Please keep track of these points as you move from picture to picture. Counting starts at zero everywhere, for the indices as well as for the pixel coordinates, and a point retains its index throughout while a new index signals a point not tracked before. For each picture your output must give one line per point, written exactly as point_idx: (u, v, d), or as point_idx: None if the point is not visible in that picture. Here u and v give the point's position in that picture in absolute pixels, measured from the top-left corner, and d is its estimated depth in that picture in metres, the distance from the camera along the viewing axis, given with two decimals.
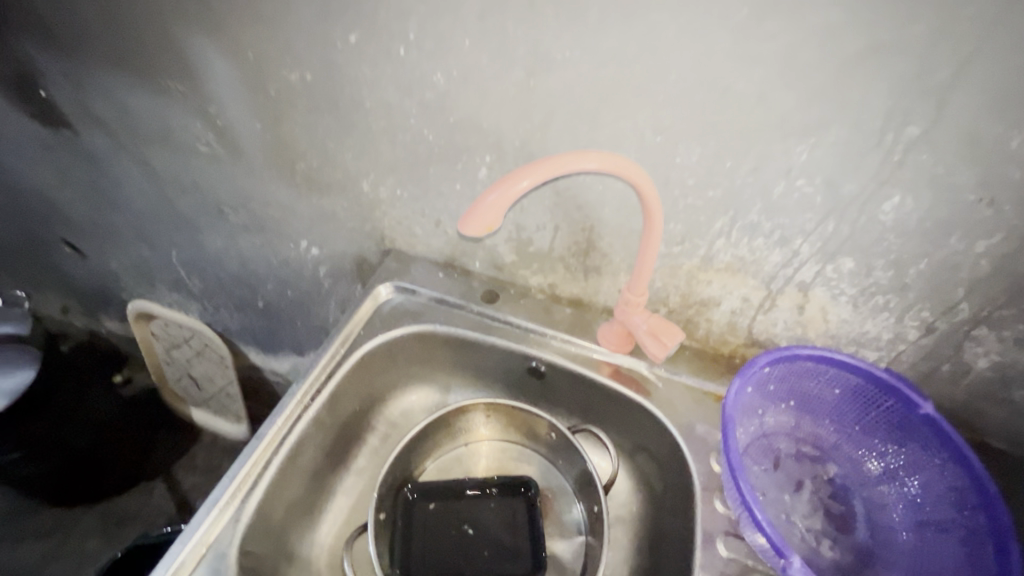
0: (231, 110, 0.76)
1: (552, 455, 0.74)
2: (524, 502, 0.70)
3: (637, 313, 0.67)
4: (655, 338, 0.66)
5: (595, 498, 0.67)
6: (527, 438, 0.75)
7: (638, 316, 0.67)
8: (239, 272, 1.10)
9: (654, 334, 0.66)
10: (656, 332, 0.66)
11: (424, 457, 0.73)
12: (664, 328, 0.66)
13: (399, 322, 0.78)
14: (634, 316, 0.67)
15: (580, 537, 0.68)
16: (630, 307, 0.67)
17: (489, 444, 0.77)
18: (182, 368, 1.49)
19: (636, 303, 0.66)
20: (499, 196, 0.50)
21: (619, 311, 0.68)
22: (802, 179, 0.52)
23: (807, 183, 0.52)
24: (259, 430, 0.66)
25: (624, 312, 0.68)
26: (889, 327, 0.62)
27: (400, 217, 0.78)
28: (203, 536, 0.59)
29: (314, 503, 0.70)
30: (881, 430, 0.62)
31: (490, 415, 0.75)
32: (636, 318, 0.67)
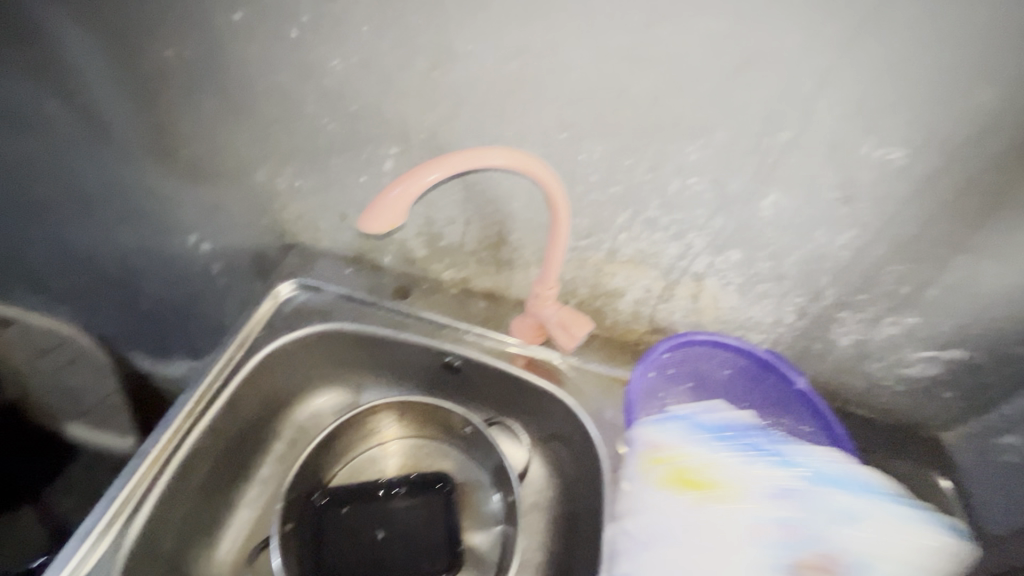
0: (95, 88, 0.67)
1: (469, 449, 0.74)
2: (441, 498, 0.69)
3: (549, 306, 0.68)
4: (565, 330, 0.68)
5: (510, 488, 0.67)
6: (442, 433, 0.74)
7: (550, 309, 0.68)
8: (116, 270, 0.98)
9: (564, 326, 0.68)
10: (565, 324, 0.68)
11: (334, 461, 0.71)
12: (574, 319, 0.68)
13: (304, 321, 0.74)
14: (546, 309, 0.68)
15: (498, 527, 0.69)
16: (541, 301, 0.68)
17: (400, 443, 0.75)
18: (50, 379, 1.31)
19: (547, 297, 0.67)
20: (403, 192, 0.48)
21: (531, 303, 0.69)
22: (693, 178, 0.56)
23: (698, 181, 0.56)
24: (143, 446, 0.60)
25: (536, 306, 0.69)
26: (769, 312, 0.68)
27: (301, 210, 0.74)
28: (74, 571, 0.52)
29: (212, 520, 0.65)
30: (763, 405, 0.69)
31: (404, 414, 0.74)
32: (548, 311, 0.68)
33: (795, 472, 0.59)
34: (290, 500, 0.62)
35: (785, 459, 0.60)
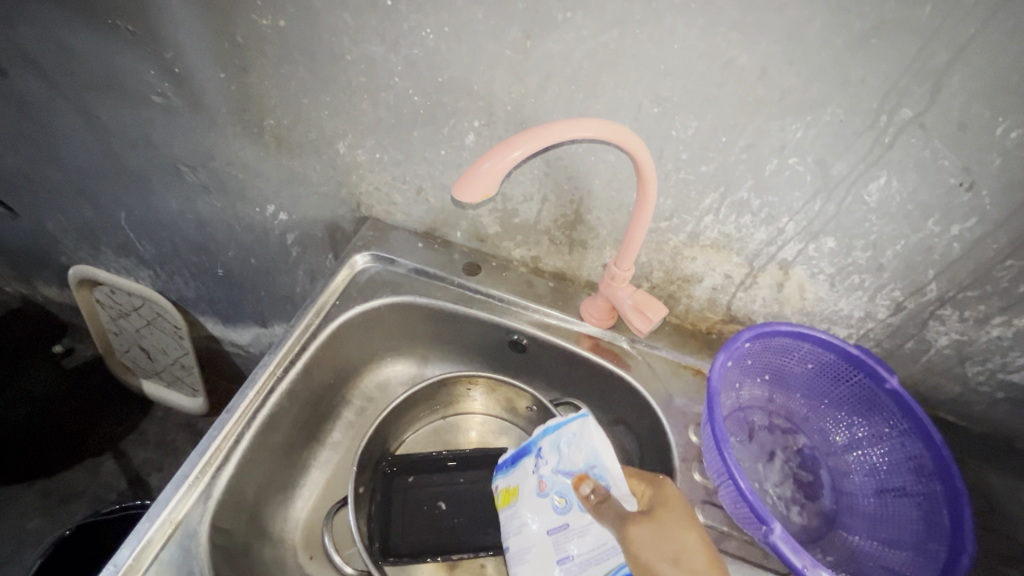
0: (191, 58, 0.69)
1: (532, 428, 0.74)
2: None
3: (623, 288, 0.67)
4: (639, 313, 0.67)
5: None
6: (507, 412, 0.75)
7: (624, 291, 0.67)
8: (197, 237, 1.03)
9: (638, 308, 0.67)
10: (639, 306, 0.67)
11: (402, 430, 0.72)
12: (648, 302, 0.67)
13: (376, 292, 0.75)
14: (619, 292, 0.67)
15: None
16: (615, 283, 0.66)
17: (468, 417, 0.76)
18: (131, 338, 1.41)
19: (621, 279, 0.65)
20: (494, 164, 0.48)
21: (605, 285, 0.68)
22: (794, 158, 0.53)
23: (800, 162, 0.53)
24: (230, 403, 0.62)
25: (609, 288, 0.68)
26: (861, 305, 0.64)
27: (378, 183, 0.75)
28: (171, 514, 0.56)
29: (289, 478, 0.68)
30: (847, 403, 0.65)
31: (470, 389, 0.74)
32: (621, 293, 0.67)
33: (547, 452, 0.59)
34: (362, 464, 0.64)
35: (530, 453, 0.61)
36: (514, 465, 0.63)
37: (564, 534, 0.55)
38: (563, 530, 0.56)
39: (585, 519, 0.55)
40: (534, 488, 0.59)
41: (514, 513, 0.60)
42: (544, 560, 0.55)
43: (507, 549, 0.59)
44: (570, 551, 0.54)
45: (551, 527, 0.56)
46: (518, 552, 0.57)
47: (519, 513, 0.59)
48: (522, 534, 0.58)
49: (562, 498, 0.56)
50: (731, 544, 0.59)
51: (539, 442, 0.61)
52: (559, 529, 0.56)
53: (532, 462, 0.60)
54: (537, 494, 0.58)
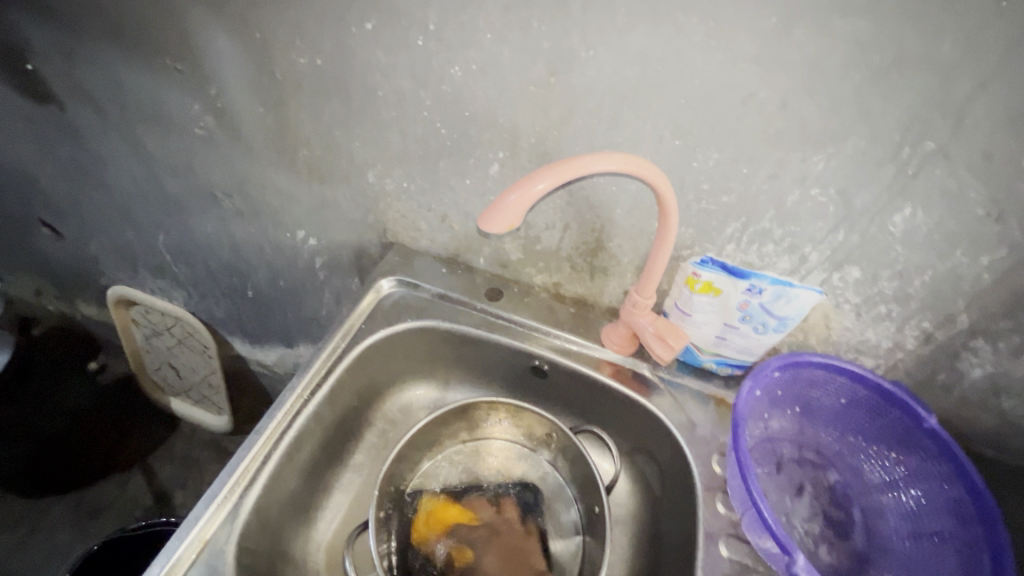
0: (232, 93, 0.73)
1: (552, 455, 0.74)
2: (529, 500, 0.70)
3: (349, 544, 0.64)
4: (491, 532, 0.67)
5: (597, 498, 0.67)
6: (526, 439, 0.75)
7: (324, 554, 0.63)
8: (229, 259, 1.07)
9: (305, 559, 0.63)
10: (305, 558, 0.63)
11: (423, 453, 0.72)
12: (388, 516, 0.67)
13: (400, 316, 0.77)
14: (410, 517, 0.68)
15: (578, 538, 0.68)
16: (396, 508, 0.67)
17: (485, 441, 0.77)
18: (163, 356, 1.46)
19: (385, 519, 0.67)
20: (519, 197, 0.49)
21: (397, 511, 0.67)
22: (719, 277, 0.62)
23: (774, 279, 0.60)
24: (258, 424, 0.64)
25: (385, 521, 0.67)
26: (889, 335, 0.63)
27: (404, 210, 0.77)
28: (201, 531, 0.57)
29: (312, 500, 0.69)
30: (883, 439, 0.63)
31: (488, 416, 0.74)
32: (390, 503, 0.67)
33: (762, 316, 0.64)
34: (383, 488, 0.65)
35: (745, 280, 0.61)
36: (713, 310, 0.65)
37: (730, 307, 0.64)
38: (732, 326, 0.66)
39: (690, 330, 0.69)
40: (740, 300, 0.63)
41: (687, 304, 0.66)
42: (726, 315, 0.65)
43: (678, 318, 0.69)
44: (718, 321, 0.66)
45: (734, 320, 0.65)
46: (698, 322, 0.67)
47: (693, 305, 0.66)
48: (705, 315, 0.66)
49: (767, 325, 0.64)
50: None
51: (758, 295, 0.62)
52: (726, 326, 0.66)
53: (744, 291, 0.62)
54: (724, 313, 0.65)
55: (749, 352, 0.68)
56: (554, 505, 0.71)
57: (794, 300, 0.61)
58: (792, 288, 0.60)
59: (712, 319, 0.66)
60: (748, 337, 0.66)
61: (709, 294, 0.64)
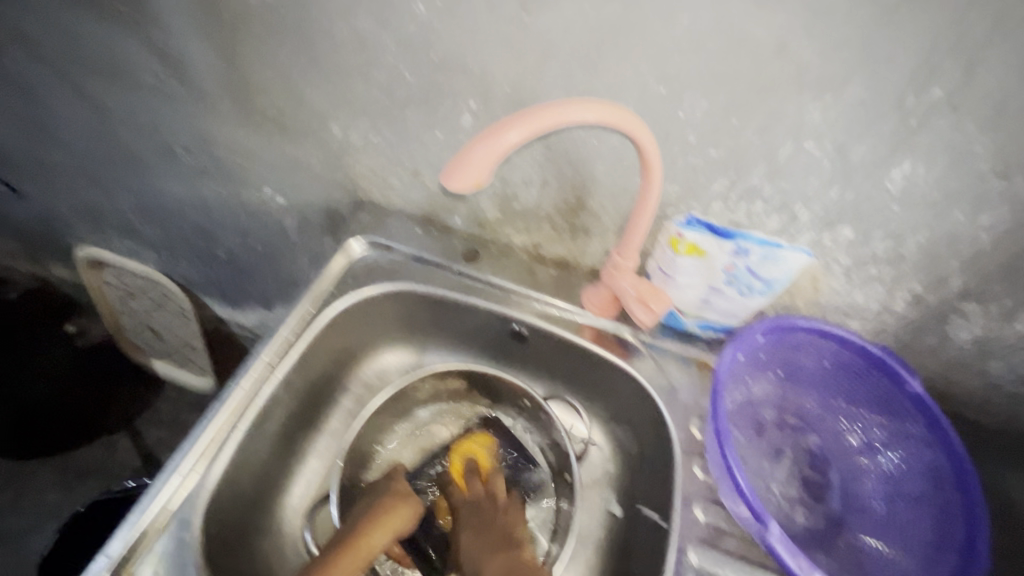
0: (177, 35, 0.67)
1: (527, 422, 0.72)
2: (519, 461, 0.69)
3: (378, 531, 0.56)
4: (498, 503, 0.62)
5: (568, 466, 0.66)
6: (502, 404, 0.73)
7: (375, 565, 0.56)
8: (197, 219, 1.02)
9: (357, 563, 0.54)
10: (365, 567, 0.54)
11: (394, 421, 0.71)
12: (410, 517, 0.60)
13: (373, 279, 0.73)
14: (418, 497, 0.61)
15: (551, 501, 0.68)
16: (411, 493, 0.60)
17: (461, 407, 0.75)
18: (140, 318, 1.42)
19: (398, 498, 0.59)
20: (488, 149, 0.45)
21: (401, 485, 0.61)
22: (704, 238, 0.59)
23: (762, 240, 0.57)
24: (225, 392, 0.62)
25: (409, 501, 0.60)
26: (877, 297, 0.61)
27: (374, 166, 0.72)
28: (167, 501, 0.55)
29: (286, 467, 0.67)
30: (865, 403, 0.62)
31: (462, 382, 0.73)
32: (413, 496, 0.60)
33: (747, 279, 0.61)
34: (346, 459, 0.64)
35: (731, 241, 0.58)
36: (697, 271, 0.62)
37: (714, 269, 0.61)
38: (716, 289, 0.63)
39: (672, 293, 0.66)
40: (725, 262, 0.60)
41: (670, 266, 0.63)
42: (709, 278, 0.62)
43: (660, 281, 0.66)
44: (701, 284, 0.63)
45: (718, 283, 0.63)
46: (681, 284, 0.64)
47: (676, 267, 0.63)
48: (688, 278, 0.63)
49: (752, 288, 0.62)
50: (732, 543, 0.57)
51: (745, 256, 0.59)
52: (711, 289, 0.63)
53: (731, 252, 0.59)
54: (708, 275, 0.62)
55: (733, 315, 0.66)
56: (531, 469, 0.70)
57: (781, 262, 0.58)
58: (780, 249, 0.57)
59: (695, 282, 0.64)
60: (732, 300, 0.64)
61: (693, 256, 0.61)
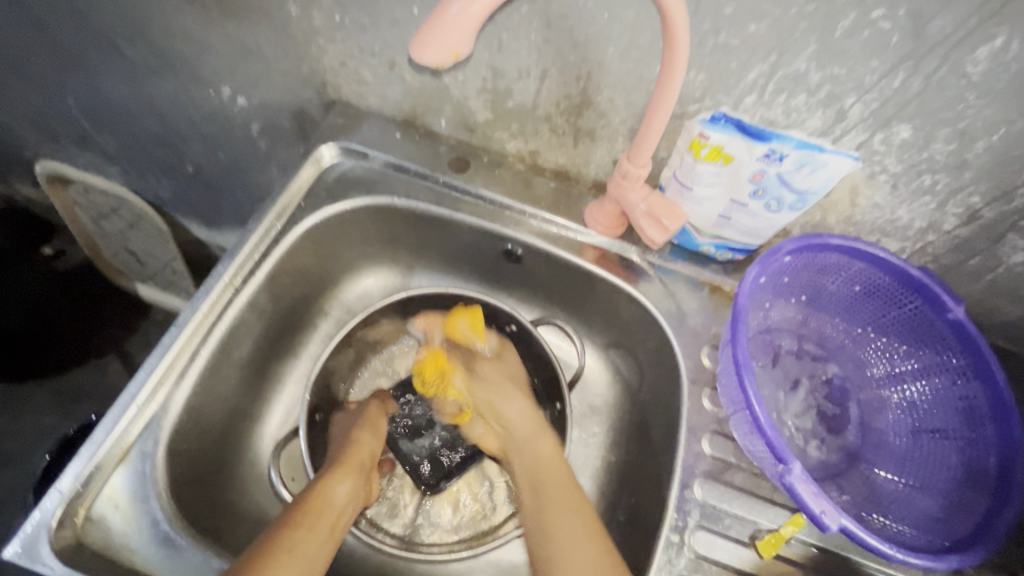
0: None
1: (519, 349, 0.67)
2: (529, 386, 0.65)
3: (340, 479, 0.52)
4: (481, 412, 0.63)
5: (560, 396, 0.62)
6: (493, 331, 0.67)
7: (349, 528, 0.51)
8: (155, 126, 0.91)
9: (324, 520, 0.48)
10: (334, 525, 0.48)
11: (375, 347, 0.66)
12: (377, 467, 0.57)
13: (347, 191, 0.65)
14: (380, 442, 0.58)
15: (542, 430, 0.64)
16: (372, 427, 0.57)
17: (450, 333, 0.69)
18: (117, 241, 1.31)
19: (353, 446, 0.55)
20: (466, 6, 0.35)
21: (353, 430, 0.57)
22: (732, 139, 0.50)
23: (801, 142, 0.48)
24: (181, 316, 0.56)
25: (367, 442, 0.56)
26: (925, 213, 0.53)
27: (342, 56, 0.61)
28: (122, 434, 0.51)
29: (261, 396, 0.63)
30: (895, 331, 0.56)
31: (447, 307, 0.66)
32: (370, 438, 0.57)
33: (777, 190, 0.52)
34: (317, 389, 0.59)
35: (765, 143, 0.49)
36: (720, 182, 0.54)
37: (741, 179, 0.53)
38: (740, 204, 0.55)
39: (688, 208, 0.58)
40: (753, 170, 0.51)
41: (688, 175, 0.54)
42: (733, 190, 0.54)
43: (674, 194, 0.57)
44: (722, 197, 0.55)
45: (743, 196, 0.54)
46: (699, 197, 0.56)
47: (695, 176, 0.54)
48: (708, 189, 0.55)
49: (781, 202, 0.53)
50: (739, 478, 0.53)
51: (778, 163, 0.50)
52: (733, 203, 0.55)
53: (762, 158, 0.50)
54: (732, 186, 0.54)
55: (755, 235, 0.58)
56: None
57: (821, 170, 0.50)
58: (821, 153, 0.48)
59: (715, 195, 0.55)
60: (756, 217, 0.56)
61: (717, 162, 0.52)
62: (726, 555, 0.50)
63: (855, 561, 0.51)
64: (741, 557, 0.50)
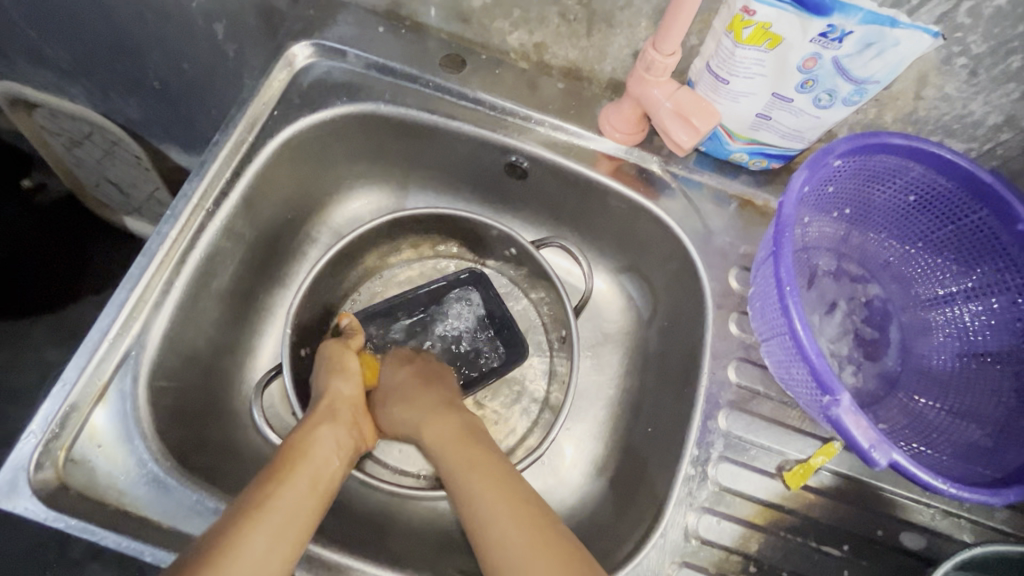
0: None
1: (517, 278, 0.62)
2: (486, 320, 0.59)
3: (320, 436, 0.45)
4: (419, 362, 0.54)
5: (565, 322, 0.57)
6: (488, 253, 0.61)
7: (341, 482, 0.44)
8: (109, 34, 0.78)
9: (299, 480, 0.41)
10: (315, 479, 0.42)
11: (362, 275, 0.61)
12: (364, 415, 0.50)
13: (326, 99, 0.56)
14: (358, 389, 0.51)
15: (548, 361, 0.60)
16: (338, 369, 0.50)
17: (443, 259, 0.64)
18: (94, 172, 1.10)
19: (321, 397, 0.49)
20: None
21: (327, 378, 0.50)
22: (784, 14, 0.40)
23: (871, 13, 0.39)
24: (147, 244, 0.50)
25: (341, 390, 0.49)
26: (1004, 104, 0.45)
27: None
28: (96, 373, 0.47)
29: (249, 331, 0.58)
30: (949, 246, 0.50)
31: (443, 227, 0.60)
32: (341, 386, 0.50)
33: (832, 80, 0.44)
34: (297, 324, 0.54)
35: (824, 18, 0.40)
36: (764, 72, 0.45)
37: (789, 67, 0.44)
38: (785, 100, 0.46)
39: (723, 108, 0.49)
40: (807, 54, 0.43)
41: (725, 64, 0.45)
42: (778, 82, 0.45)
43: (707, 91, 0.49)
44: (765, 92, 0.46)
45: (790, 90, 0.45)
46: (736, 93, 0.47)
47: (733, 66, 0.45)
48: (748, 82, 0.46)
49: (835, 95, 0.45)
50: (766, 407, 0.49)
51: (840, 44, 0.41)
52: (778, 98, 0.46)
53: (821, 38, 0.41)
54: (777, 78, 0.45)
55: (798, 137, 0.50)
56: (524, 331, 0.61)
57: (893, 50, 0.41)
58: (896, 27, 0.39)
59: (757, 90, 0.46)
60: (802, 114, 0.47)
61: (763, 47, 0.43)
62: (751, 486, 0.47)
63: (889, 493, 0.48)
64: (767, 489, 0.47)
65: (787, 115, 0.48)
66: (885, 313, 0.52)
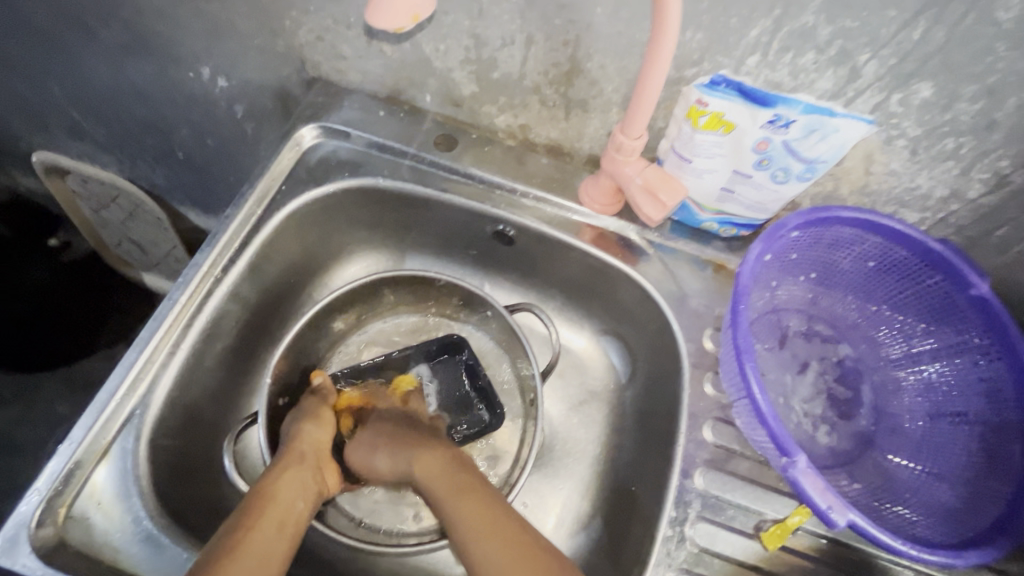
0: None
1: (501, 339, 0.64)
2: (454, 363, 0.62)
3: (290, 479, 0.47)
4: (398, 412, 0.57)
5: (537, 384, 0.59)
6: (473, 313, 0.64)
7: (307, 524, 0.46)
8: (141, 113, 0.86)
9: (271, 523, 0.43)
10: (284, 521, 0.44)
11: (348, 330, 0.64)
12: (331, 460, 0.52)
13: (330, 174, 0.62)
14: (326, 434, 0.53)
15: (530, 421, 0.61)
16: (314, 418, 0.53)
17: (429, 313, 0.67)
18: (120, 231, 1.18)
19: (290, 443, 0.51)
20: None
21: (296, 423, 0.53)
22: (734, 105, 0.45)
23: (810, 105, 0.44)
24: (158, 309, 0.54)
25: (311, 434, 0.52)
26: (948, 180, 0.48)
27: (318, 30, 0.58)
28: (101, 431, 0.50)
29: (249, 389, 0.61)
30: (912, 309, 0.53)
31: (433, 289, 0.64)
32: (313, 432, 0.52)
33: (784, 158, 0.48)
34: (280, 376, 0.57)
35: (769, 109, 0.45)
36: (722, 151, 0.49)
37: (744, 149, 0.48)
38: (745, 175, 0.51)
39: (690, 182, 0.53)
40: (758, 138, 0.47)
41: (688, 147, 0.50)
42: (737, 160, 0.50)
43: (675, 168, 0.53)
44: (727, 168, 0.51)
45: (748, 166, 0.50)
46: (700, 169, 0.52)
47: (694, 148, 0.50)
48: (709, 161, 0.50)
49: (789, 171, 0.49)
50: (742, 467, 0.51)
51: (787, 129, 0.46)
52: (738, 174, 0.51)
53: (768, 125, 0.46)
54: (736, 156, 0.49)
55: (760, 208, 0.54)
56: (511, 389, 0.63)
57: (835, 135, 0.45)
58: (834, 117, 0.44)
59: (719, 167, 0.51)
60: (761, 188, 0.52)
61: (719, 132, 0.48)
62: (728, 547, 0.48)
63: (867, 555, 0.48)
64: (745, 549, 0.48)
65: (749, 188, 0.52)
66: (858, 373, 0.54)
